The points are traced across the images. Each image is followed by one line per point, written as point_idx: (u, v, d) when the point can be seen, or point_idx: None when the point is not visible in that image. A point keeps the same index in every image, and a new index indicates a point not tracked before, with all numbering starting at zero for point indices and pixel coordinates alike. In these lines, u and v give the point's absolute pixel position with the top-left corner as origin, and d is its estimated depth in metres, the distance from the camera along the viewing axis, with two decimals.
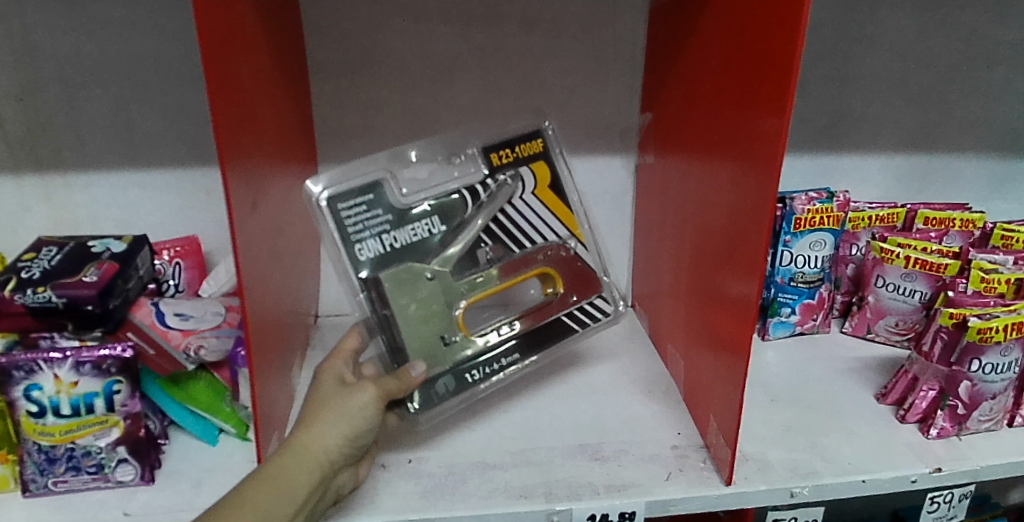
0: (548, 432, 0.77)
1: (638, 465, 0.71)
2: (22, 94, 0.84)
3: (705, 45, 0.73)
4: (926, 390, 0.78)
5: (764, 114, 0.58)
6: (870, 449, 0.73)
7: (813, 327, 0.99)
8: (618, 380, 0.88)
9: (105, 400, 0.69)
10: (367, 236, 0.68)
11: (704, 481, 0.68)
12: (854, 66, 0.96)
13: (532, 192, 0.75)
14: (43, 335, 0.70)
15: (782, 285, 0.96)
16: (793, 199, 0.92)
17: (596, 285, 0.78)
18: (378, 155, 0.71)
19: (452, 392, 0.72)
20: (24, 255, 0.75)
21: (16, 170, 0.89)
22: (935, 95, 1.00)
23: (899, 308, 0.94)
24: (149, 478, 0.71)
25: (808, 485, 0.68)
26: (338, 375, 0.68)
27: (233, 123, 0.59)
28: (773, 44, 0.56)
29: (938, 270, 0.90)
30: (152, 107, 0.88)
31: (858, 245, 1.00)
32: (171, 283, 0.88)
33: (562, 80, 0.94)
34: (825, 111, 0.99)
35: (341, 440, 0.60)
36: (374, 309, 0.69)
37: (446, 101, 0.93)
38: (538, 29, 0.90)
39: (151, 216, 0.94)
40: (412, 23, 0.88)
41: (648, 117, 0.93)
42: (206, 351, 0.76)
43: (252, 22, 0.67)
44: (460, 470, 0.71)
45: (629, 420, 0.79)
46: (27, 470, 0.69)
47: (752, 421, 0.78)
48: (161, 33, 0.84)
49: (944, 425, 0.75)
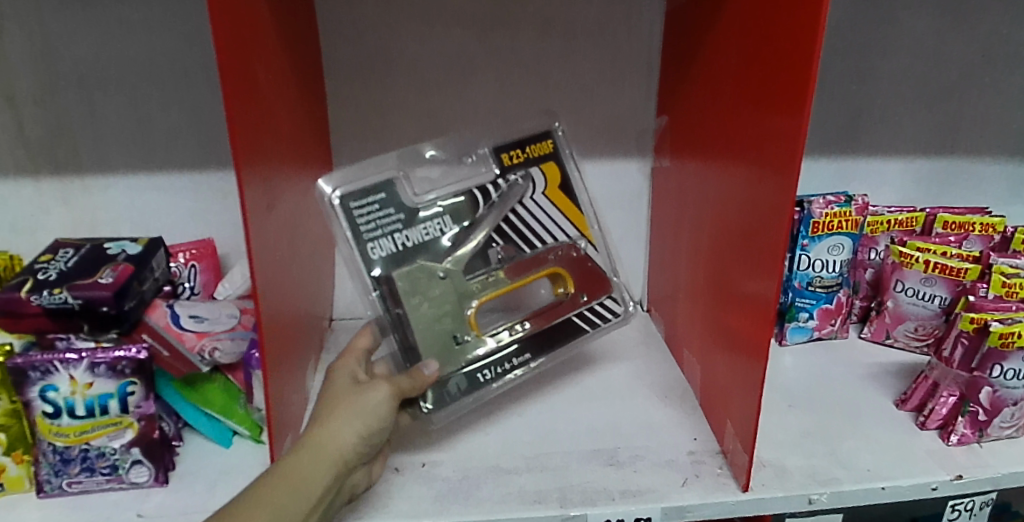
0: (563, 436, 0.77)
1: (653, 470, 0.70)
2: (41, 97, 0.85)
3: (721, 48, 0.73)
4: (947, 396, 0.77)
5: (782, 114, 0.57)
6: (890, 456, 0.73)
7: (831, 332, 0.98)
8: (634, 385, 0.87)
9: (120, 401, 0.69)
10: (380, 235, 0.68)
11: (721, 487, 0.67)
12: (872, 67, 0.95)
13: (543, 192, 0.75)
14: (60, 335, 0.70)
15: (800, 290, 0.95)
16: (811, 203, 0.91)
17: (607, 284, 0.77)
18: (388, 157, 0.72)
19: (464, 392, 0.71)
20: (41, 256, 0.76)
21: (34, 173, 0.89)
22: (955, 96, 0.99)
23: (918, 313, 0.93)
24: (163, 480, 0.71)
25: (827, 492, 0.67)
26: (351, 374, 0.68)
27: (249, 124, 0.59)
28: (791, 44, 0.56)
29: (958, 274, 0.89)
30: (168, 109, 0.88)
31: (876, 249, 0.99)
32: (187, 285, 0.89)
33: (577, 81, 0.93)
34: (842, 113, 0.98)
35: (356, 438, 0.60)
36: (386, 307, 0.68)
37: (462, 104, 0.93)
38: (554, 30, 0.90)
39: (168, 219, 0.95)
40: (428, 25, 0.88)
41: (664, 120, 0.93)
42: (221, 353, 0.76)
43: (269, 24, 0.67)
44: (475, 474, 0.71)
45: (643, 424, 0.79)
46: (43, 470, 0.69)
47: (769, 427, 0.77)
48: (177, 35, 0.84)
49: (965, 432, 0.74)
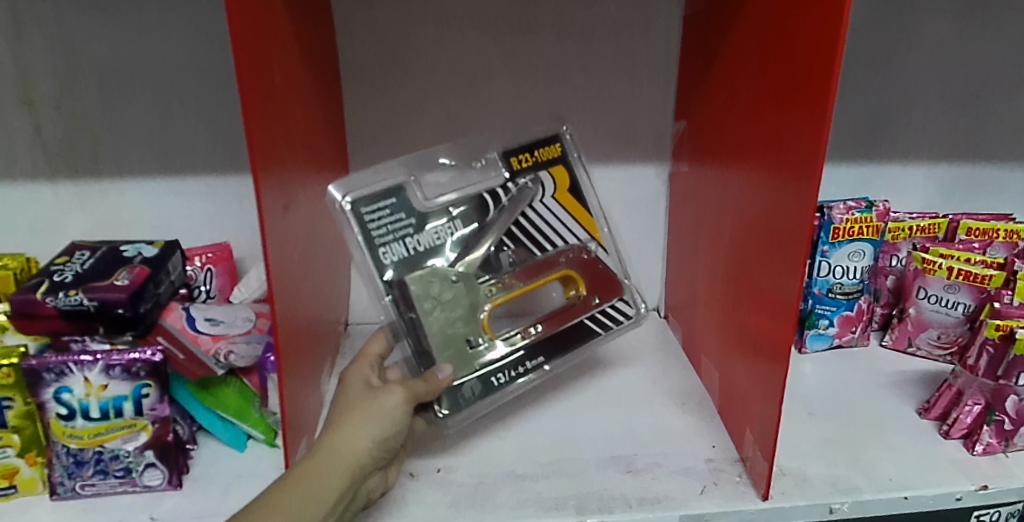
0: (579, 442, 0.76)
1: (670, 478, 0.69)
2: (59, 101, 0.85)
3: (741, 51, 0.72)
4: (972, 405, 0.76)
5: (804, 117, 0.56)
6: (913, 466, 0.71)
7: (851, 340, 0.97)
8: (650, 391, 0.86)
9: (133, 404, 0.68)
10: (391, 240, 0.67)
11: (740, 495, 0.66)
12: (892, 73, 0.94)
13: (553, 196, 0.74)
14: (74, 338, 0.69)
15: (820, 297, 0.94)
16: (832, 208, 0.91)
17: (618, 286, 0.76)
18: (397, 162, 0.71)
19: (479, 397, 0.70)
20: (57, 259, 0.76)
21: (52, 177, 0.90)
22: (977, 101, 0.98)
23: (941, 321, 0.92)
24: (177, 483, 0.71)
25: (848, 501, 0.66)
26: (364, 380, 0.67)
27: (265, 127, 0.58)
28: (812, 46, 0.55)
29: (983, 281, 0.88)
30: (185, 113, 0.88)
31: (898, 256, 0.99)
32: (202, 289, 0.89)
33: (593, 86, 0.93)
34: (862, 119, 0.97)
35: (371, 443, 0.59)
36: (400, 312, 0.68)
37: (480, 108, 0.93)
38: (572, 34, 0.90)
39: (183, 222, 0.95)
40: (447, 30, 0.88)
41: (682, 124, 0.92)
42: (236, 356, 0.75)
43: (287, 26, 0.67)
44: (491, 480, 0.70)
45: (661, 431, 0.78)
46: (56, 473, 0.69)
47: (790, 435, 0.76)
48: (194, 38, 0.84)
49: (991, 441, 0.73)
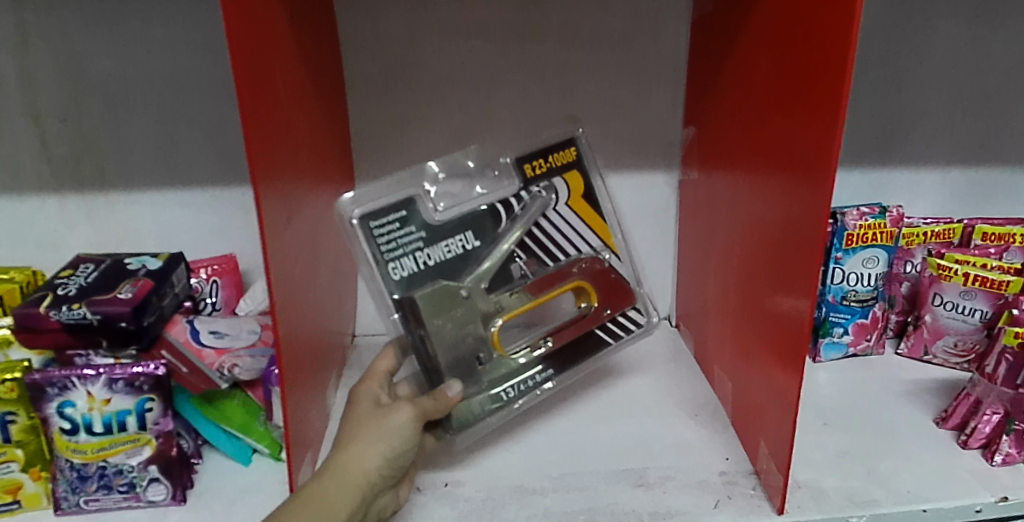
0: (591, 455, 0.74)
1: (683, 492, 0.68)
2: (64, 114, 0.85)
3: (750, 55, 0.71)
4: (990, 414, 0.74)
5: (817, 122, 0.55)
6: (930, 477, 0.70)
7: (867, 348, 0.95)
8: (662, 402, 0.85)
9: (137, 418, 0.67)
10: (401, 255, 0.67)
11: (755, 509, 0.65)
12: (905, 77, 0.93)
13: (566, 203, 0.73)
14: (78, 352, 0.69)
15: (833, 305, 0.93)
16: (844, 215, 0.89)
17: (631, 296, 0.75)
18: (403, 175, 0.70)
19: (489, 411, 0.69)
20: (61, 272, 0.75)
21: (58, 189, 0.89)
22: (992, 104, 0.96)
23: (958, 328, 0.91)
24: (181, 498, 0.70)
25: (866, 515, 0.64)
26: (374, 398, 0.65)
27: (267, 137, 0.57)
28: (823, 48, 0.54)
29: (999, 287, 0.87)
30: (190, 124, 0.87)
31: (912, 262, 0.97)
32: (208, 300, 0.88)
33: (602, 93, 0.92)
34: (874, 124, 0.96)
35: (381, 462, 0.58)
36: (408, 328, 0.66)
37: (486, 115, 0.92)
38: (579, 41, 0.89)
39: (189, 234, 0.94)
40: (453, 38, 0.87)
41: (691, 130, 0.91)
42: (240, 369, 0.74)
43: (290, 37, 0.66)
44: (499, 495, 0.68)
45: (673, 444, 0.76)
46: (60, 487, 0.68)
47: (805, 447, 0.75)
48: (197, 48, 0.83)
49: (1010, 451, 0.71)
